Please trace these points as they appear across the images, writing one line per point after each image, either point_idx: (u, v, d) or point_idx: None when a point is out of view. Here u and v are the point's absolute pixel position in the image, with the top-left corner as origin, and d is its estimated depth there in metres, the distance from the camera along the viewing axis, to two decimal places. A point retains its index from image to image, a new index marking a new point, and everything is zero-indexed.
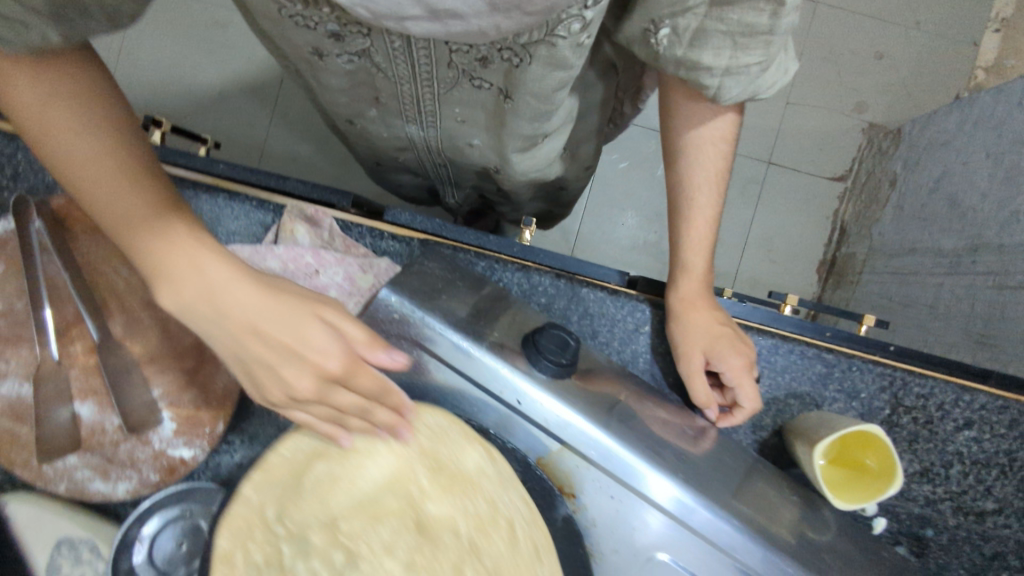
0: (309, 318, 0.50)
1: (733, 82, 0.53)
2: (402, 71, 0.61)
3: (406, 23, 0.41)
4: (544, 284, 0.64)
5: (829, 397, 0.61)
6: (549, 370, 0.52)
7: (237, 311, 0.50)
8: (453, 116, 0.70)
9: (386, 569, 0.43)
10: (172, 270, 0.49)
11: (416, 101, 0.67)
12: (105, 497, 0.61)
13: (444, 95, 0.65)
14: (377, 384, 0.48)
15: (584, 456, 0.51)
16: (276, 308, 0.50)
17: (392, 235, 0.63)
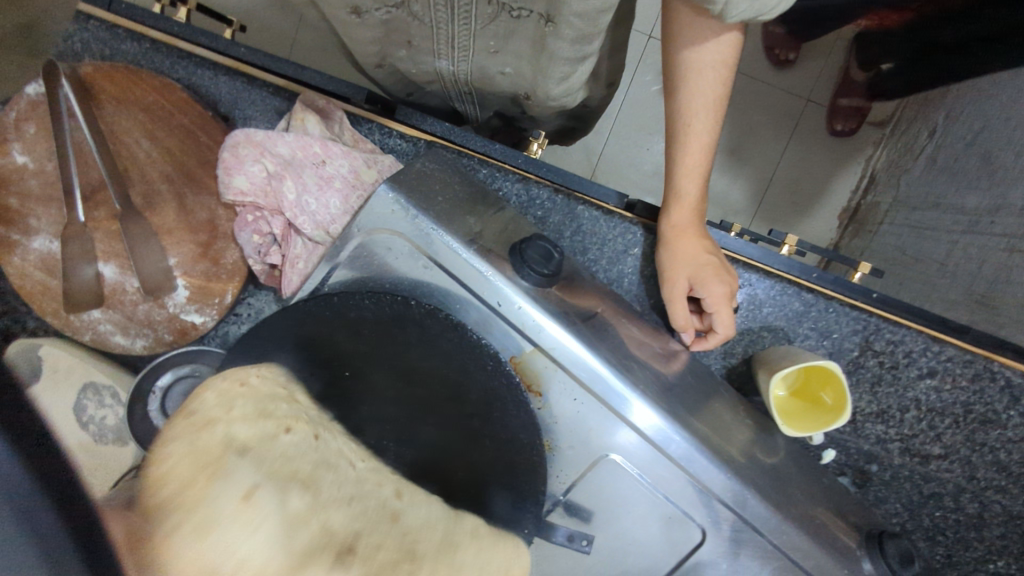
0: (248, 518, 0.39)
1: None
2: (441, 14, 0.64)
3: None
4: (542, 197, 0.66)
5: (802, 333, 0.64)
6: (531, 279, 0.55)
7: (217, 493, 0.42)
8: (487, 44, 0.69)
9: None
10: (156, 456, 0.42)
11: (451, 41, 0.69)
12: (124, 349, 0.68)
13: (481, 31, 0.67)
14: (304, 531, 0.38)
15: (554, 359, 0.55)
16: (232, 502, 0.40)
17: (400, 133, 0.66)
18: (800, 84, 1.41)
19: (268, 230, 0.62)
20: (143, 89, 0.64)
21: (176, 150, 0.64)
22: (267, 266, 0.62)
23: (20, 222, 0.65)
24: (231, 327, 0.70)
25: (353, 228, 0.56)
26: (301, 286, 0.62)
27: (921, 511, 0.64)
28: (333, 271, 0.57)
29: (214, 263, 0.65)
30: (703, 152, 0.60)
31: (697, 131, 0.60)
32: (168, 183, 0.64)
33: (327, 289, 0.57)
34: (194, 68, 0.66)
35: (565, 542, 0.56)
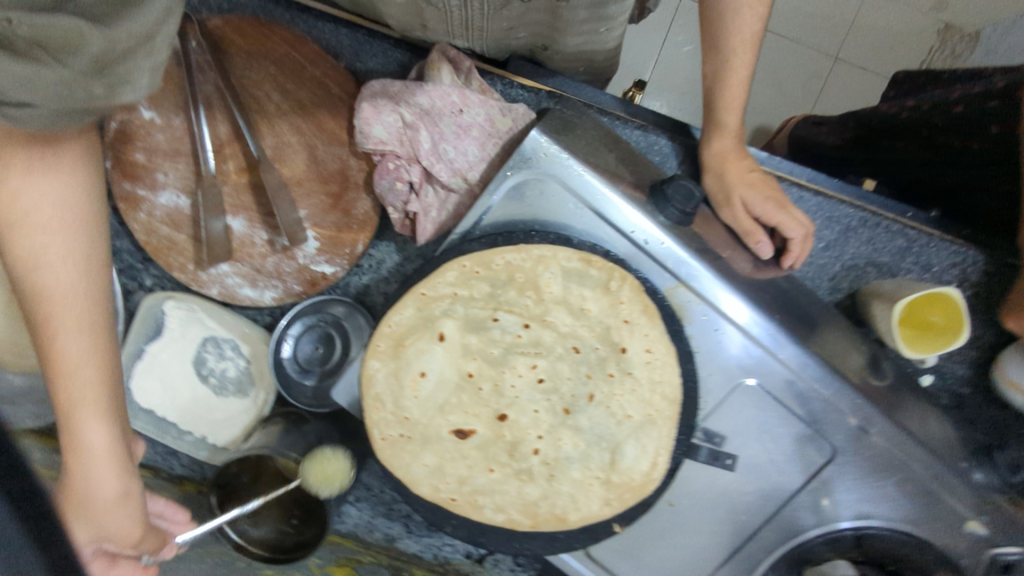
0: (67, 438, 0.49)
1: None
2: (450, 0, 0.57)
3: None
4: (660, 144, 0.69)
5: (904, 268, 0.69)
6: (672, 217, 0.58)
7: (75, 432, 0.49)
8: (503, 22, 0.62)
9: (522, 361, 0.58)
10: (62, 407, 0.49)
11: (465, 23, 0.62)
12: (253, 301, 0.70)
13: (493, 14, 0.60)
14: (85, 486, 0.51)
15: (697, 293, 0.59)
16: (88, 459, 0.50)
17: (521, 84, 0.68)
18: (828, 42, 1.43)
19: (408, 178, 0.63)
20: (274, 41, 0.65)
21: (307, 102, 0.65)
22: (403, 214, 0.66)
23: (148, 176, 0.66)
24: (354, 278, 0.72)
25: (506, 171, 0.59)
26: (436, 233, 0.65)
27: (1010, 429, 0.69)
28: (486, 213, 0.60)
29: (345, 214, 0.67)
30: (743, 85, 0.62)
31: (737, 66, 0.62)
32: (298, 135, 0.65)
33: (480, 231, 0.60)
34: (315, 21, 0.67)
35: (707, 461, 0.61)
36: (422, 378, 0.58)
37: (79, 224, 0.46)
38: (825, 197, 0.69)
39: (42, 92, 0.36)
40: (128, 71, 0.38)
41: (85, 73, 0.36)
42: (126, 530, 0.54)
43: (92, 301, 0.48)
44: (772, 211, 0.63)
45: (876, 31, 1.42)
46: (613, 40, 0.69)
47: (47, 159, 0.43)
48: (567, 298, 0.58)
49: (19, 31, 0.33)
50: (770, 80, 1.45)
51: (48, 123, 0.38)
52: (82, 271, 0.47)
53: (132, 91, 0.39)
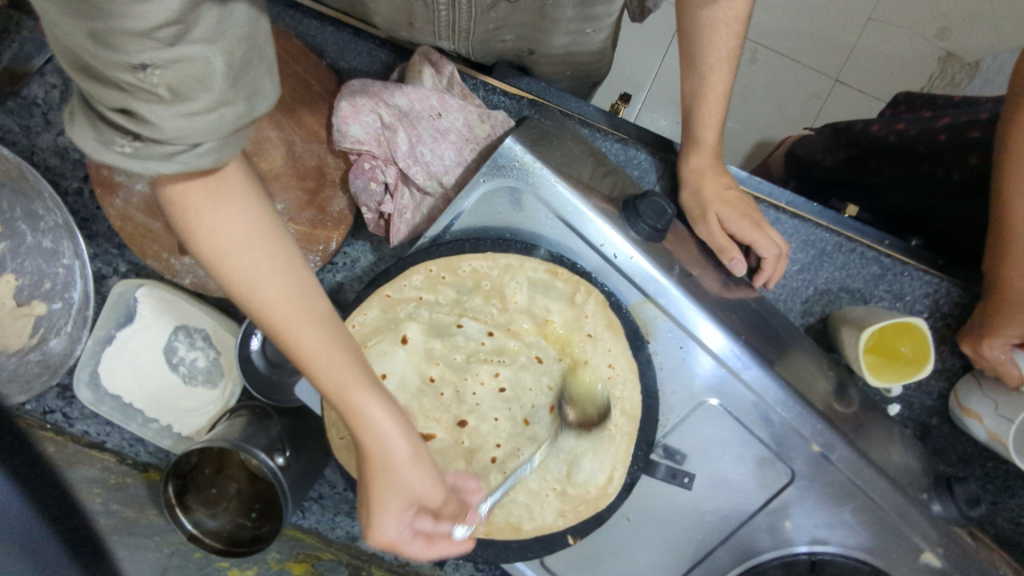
0: (367, 445, 0.43)
1: None
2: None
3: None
4: (640, 158, 0.69)
5: (877, 296, 0.69)
6: (642, 232, 0.58)
7: (366, 438, 0.42)
8: (488, 25, 0.61)
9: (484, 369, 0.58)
10: (348, 417, 0.42)
11: (452, 24, 0.61)
12: None
13: (480, 16, 0.59)
14: (412, 488, 0.45)
15: (663, 310, 0.59)
16: (378, 462, 0.43)
17: (503, 90, 0.68)
18: (828, 63, 1.43)
19: (383, 179, 0.64)
20: None
21: (286, 97, 0.65)
22: (377, 215, 0.66)
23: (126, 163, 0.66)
24: (327, 275, 0.72)
25: (478, 178, 0.58)
26: (409, 235, 0.65)
27: (975, 462, 0.69)
28: (457, 219, 0.60)
29: (320, 211, 0.67)
30: (721, 100, 0.63)
31: (715, 80, 0.62)
32: (277, 129, 0.65)
33: (450, 236, 0.60)
34: (301, 17, 0.68)
35: (666, 479, 0.61)
36: (383, 380, 0.58)
37: (259, 231, 0.38)
38: (802, 220, 0.69)
39: (216, 131, 0.34)
40: (254, 80, 0.35)
41: (225, 98, 0.34)
42: (442, 523, 0.48)
43: (317, 295, 0.41)
44: (746, 229, 0.62)
45: (875, 54, 1.42)
46: (599, 43, 0.68)
47: (219, 177, 0.37)
48: (532, 308, 0.58)
49: (153, 79, 0.32)
50: (769, 97, 1.45)
51: (218, 158, 0.35)
52: (291, 263, 0.40)
53: (264, 101, 0.36)
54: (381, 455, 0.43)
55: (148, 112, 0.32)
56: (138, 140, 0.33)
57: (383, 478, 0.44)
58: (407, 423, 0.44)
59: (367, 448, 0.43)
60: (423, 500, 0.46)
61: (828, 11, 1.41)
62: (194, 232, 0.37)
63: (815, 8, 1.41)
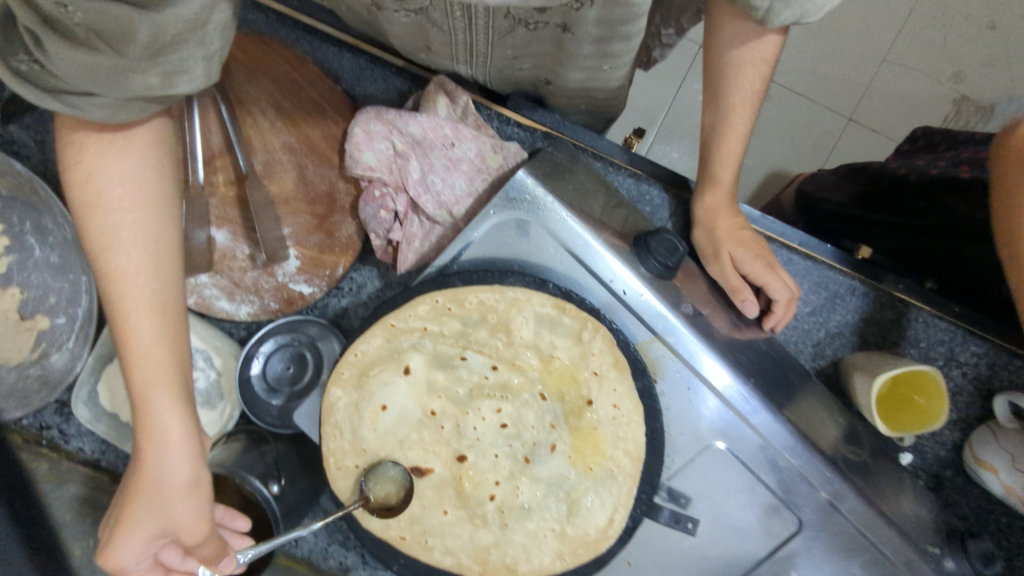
0: (151, 438, 0.48)
1: (783, 7, 0.51)
2: (458, 24, 0.56)
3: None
4: (651, 194, 0.69)
5: (891, 341, 0.67)
6: (654, 269, 0.57)
7: (149, 423, 0.48)
8: (507, 52, 0.61)
9: (485, 404, 0.57)
10: (137, 402, 0.48)
11: (469, 49, 0.61)
12: (228, 314, 0.69)
13: (498, 43, 0.59)
14: (185, 485, 0.50)
15: (671, 349, 0.57)
16: (156, 458, 0.49)
17: (517, 122, 0.68)
18: (841, 103, 1.44)
19: (393, 208, 0.63)
20: (273, 59, 0.66)
21: (301, 121, 0.66)
22: (386, 242, 0.65)
23: None
24: (332, 300, 0.71)
25: (489, 210, 0.58)
26: (417, 263, 0.64)
27: (991, 518, 0.66)
28: (465, 249, 0.59)
29: (328, 236, 0.67)
30: (739, 142, 0.63)
31: (737, 120, 0.62)
32: (290, 153, 0.66)
33: (458, 266, 0.59)
34: (319, 44, 0.69)
35: (669, 523, 0.59)
36: (383, 410, 0.57)
37: (141, 201, 0.46)
38: (817, 261, 0.68)
39: (113, 83, 0.39)
40: (180, 61, 0.40)
41: (141, 59, 0.38)
42: (189, 558, 0.53)
43: (159, 284, 0.48)
44: (760, 270, 0.62)
45: (889, 96, 1.42)
46: (618, 79, 0.68)
47: (114, 141, 0.45)
48: (538, 343, 0.57)
49: (73, 20, 0.35)
50: (781, 134, 1.45)
51: (111, 113, 0.41)
52: (150, 249, 0.47)
53: (186, 81, 0.42)
54: (147, 450, 0.48)
55: (53, 46, 0.36)
56: (37, 62, 0.38)
57: (150, 467, 0.49)
58: (198, 451, 0.51)
59: (147, 444, 0.48)
60: (177, 516, 0.50)
61: (841, 52, 1.42)
62: (78, 176, 0.45)
63: (828, 50, 1.42)
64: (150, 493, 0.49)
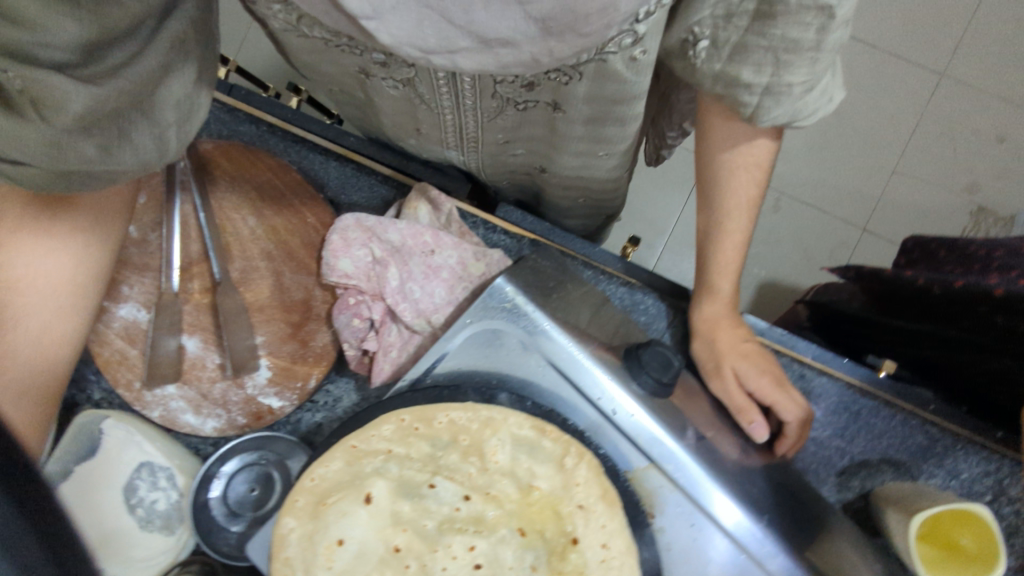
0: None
1: (772, 103, 0.51)
2: (446, 101, 0.59)
3: (457, 57, 0.38)
4: (646, 303, 0.64)
5: (927, 471, 0.59)
6: (648, 385, 0.52)
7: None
8: (497, 133, 0.65)
9: (456, 540, 0.47)
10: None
11: (459, 129, 0.64)
12: (193, 429, 0.62)
13: (488, 122, 0.62)
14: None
15: (670, 478, 0.49)
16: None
17: (504, 230, 0.65)
18: (853, 214, 1.41)
19: (368, 315, 0.59)
20: (260, 168, 0.67)
21: (282, 229, 0.65)
22: (360, 352, 0.60)
23: (113, 287, 0.64)
24: (305, 415, 0.64)
25: (465, 319, 0.55)
26: (393, 375, 0.58)
27: None
28: (440, 360, 0.54)
29: (302, 345, 0.63)
30: (737, 250, 0.62)
31: (732, 219, 0.62)
32: (268, 260, 0.64)
33: (431, 380, 0.54)
34: (307, 152, 0.69)
35: None
36: (339, 545, 0.47)
37: (65, 288, 0.55)
38: (830, 377, 0.62)
39: (54, 155, 0.43)
40: (120, 132, 0.45)
41: (71, 129, 0.42)
42: None
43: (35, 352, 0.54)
44: (768, 389, 0.57)
45: (902, 207, 1.40)
46: (609, 171, 0.72)
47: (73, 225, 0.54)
48: (515, 469, 0.50)
49: (14, 87, 0.38)
50: (794, 245, 1.42)
51: (38, 181, 0.45)
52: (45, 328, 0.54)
53: (130, 154, 0.47)
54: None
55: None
56: None
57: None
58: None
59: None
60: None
61: (850, 165, 1.42)
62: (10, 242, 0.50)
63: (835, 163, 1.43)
64: None
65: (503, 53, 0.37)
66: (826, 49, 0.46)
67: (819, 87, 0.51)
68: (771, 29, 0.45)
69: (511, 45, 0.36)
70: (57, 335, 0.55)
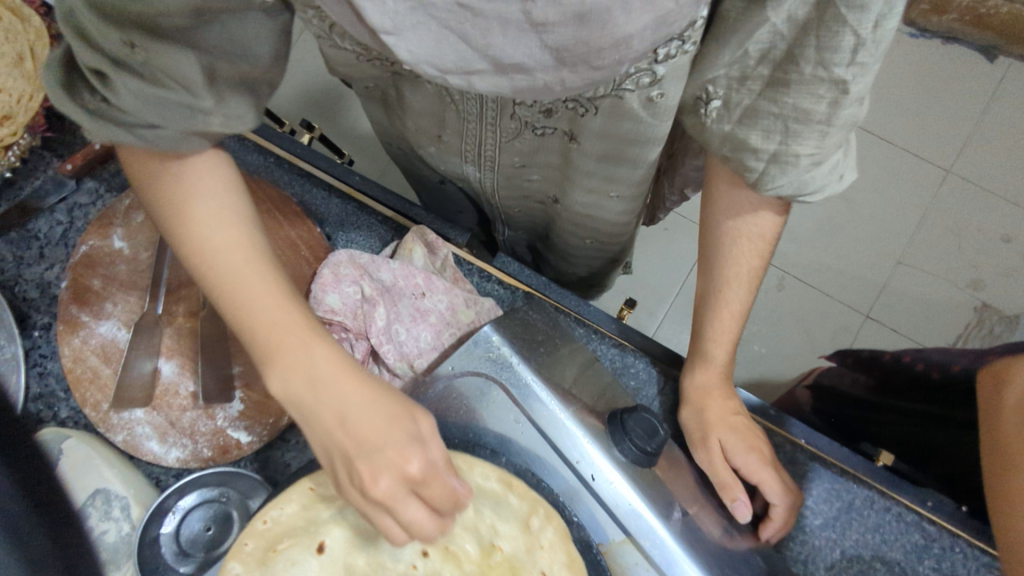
0: (394, 428, 0.45)
1: (778, 170, 0.50)
2: (470, 112, 0.58)
3: (472, 79, 0.37)
4: (636, 367, 0.62)
5: (922, 573, 0.55)
6: (630, 453, 0.49)
7: (321, 386, 0.45)
8: (514, 156, 0.65)
9: None
10: (288, 355, 0.46)
11: (478, 147, 0.65)
12: (155, 458, 0.59)
13: (507, 142, 0.62)
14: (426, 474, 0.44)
15: (647, 555, 0.46)
16: (354, 402, 0.45)
17: (498, 280, 0.65)
18: (857, 300, 1.40)
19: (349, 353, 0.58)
20: (260, 197, 0.67)
21: (275, 258, 0.64)
22: None
23: (97, 303, 0.63)
24: (276, 453, 0.62)
25: (449, 365, 0.53)
26: None
27: None
28: None
29: None
30: (735, 321, 0.61)
31: (736, 284, 0.61)
32: None
33: None
34: (310, 187, 0.69)
35: None
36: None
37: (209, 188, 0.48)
38: (823, 463, 0.59)
39: (174, 113, 0.42)
40: (231, 99, 0.44)
41: (198, 84, 0.41)
42: None
43: (241, 259, 0.48)
44: (753, 465, 0.55)
45: (907, 296, 1.39)
46: (617, 214, 0.73)
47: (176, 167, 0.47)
48: (478, 526, 0.47)
49: (137, 58, 0.40)
50: (796, 326, 1.41)
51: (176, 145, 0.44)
52: (230, 225, 0.48)
53: (229, 117, 0.44)
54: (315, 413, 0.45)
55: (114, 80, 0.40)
56: (102, 101, 0.42)
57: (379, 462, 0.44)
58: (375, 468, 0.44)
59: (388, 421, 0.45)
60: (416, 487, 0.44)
61: (856, 251, 1.42)
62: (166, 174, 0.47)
63: (841, 249, 1.43)
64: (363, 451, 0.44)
65: (518, 79, 0.38)
66: (837, 123, 0.46)
67: (829, 162, 0.50)
68: (783, 96, 0.46)
69: (525, 71, 0.37)
70: (223, 264, 0.48)
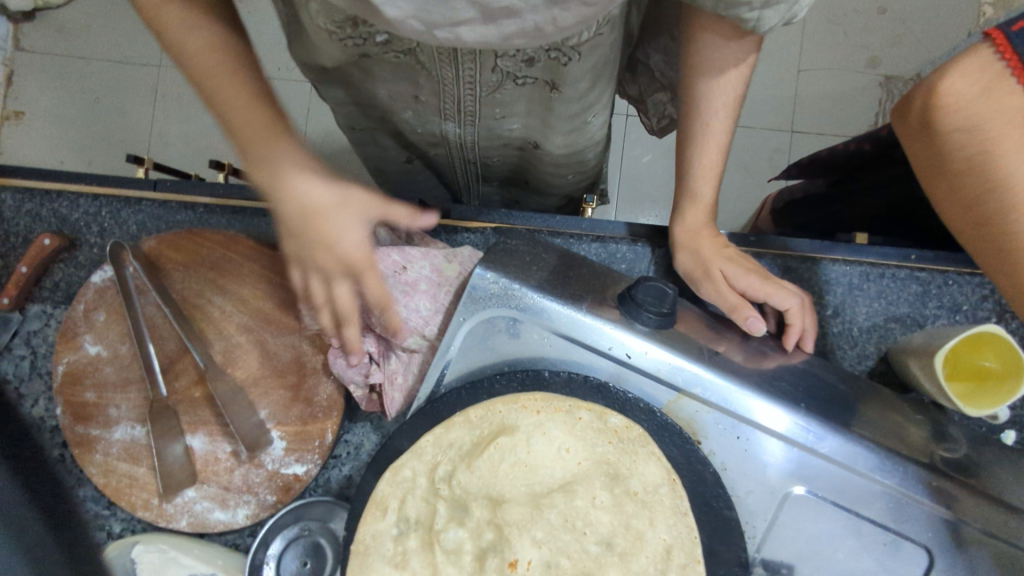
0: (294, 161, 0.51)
1: (773, 13, 0.49)
2: (447, 74, 0.60)
3: (460, 30, 0.45)
4: (622, 250, 0.65)
5: (931, 314, 0.61)
6: (651, 322, 0.52)
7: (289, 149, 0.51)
8: (494, 112, 0.69)
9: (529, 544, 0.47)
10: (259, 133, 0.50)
11: (457, 106, 0.66)
12: (226, 526, 0.60)
13: (486, 99, 0.65)
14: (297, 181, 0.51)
15: (704, 401, 0.50)
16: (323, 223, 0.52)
17: (465, 227, 0.67)
18: (778, 120, 1.46)
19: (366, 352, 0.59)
20: (206, 247, 0.65)
21: (251, 299, 0.64)
22: (367, 389, 0.61)
23: (101, 414, 0.62)
24: (333, 471, 0.64)
25: (458, 318, 0.54)
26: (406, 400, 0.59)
27: None
28: (446, 370, 0.53)
29: (308, 404, 0.62)
30: (719, 153, 0.61)
31: (717, 109, 0.59)
32: (247, 333, 0.63)
33: (446, 389, 0.53)
34: (251, 219, 0.69)
35: None
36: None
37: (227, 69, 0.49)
38: (820, 260, 0.62)
39: None
40: None
41: None
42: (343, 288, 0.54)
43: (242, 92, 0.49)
44: (757, 286, 0.58)
45: (820, 97, 1.45)
46: (599, 133, 0.78)
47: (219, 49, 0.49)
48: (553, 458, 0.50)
49: None
50: (735, 166, 1.46)
51: None
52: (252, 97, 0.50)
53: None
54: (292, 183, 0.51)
55: None
56: None
57: (379, 290, 0.54)
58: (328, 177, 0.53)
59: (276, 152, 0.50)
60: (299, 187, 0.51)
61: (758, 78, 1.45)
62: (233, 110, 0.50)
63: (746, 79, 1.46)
64: (349, 270, 0.53)
65: (506, 24, 0.44)
66: None
67: None
68: None
69: (514, 14, 0.43)
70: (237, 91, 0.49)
